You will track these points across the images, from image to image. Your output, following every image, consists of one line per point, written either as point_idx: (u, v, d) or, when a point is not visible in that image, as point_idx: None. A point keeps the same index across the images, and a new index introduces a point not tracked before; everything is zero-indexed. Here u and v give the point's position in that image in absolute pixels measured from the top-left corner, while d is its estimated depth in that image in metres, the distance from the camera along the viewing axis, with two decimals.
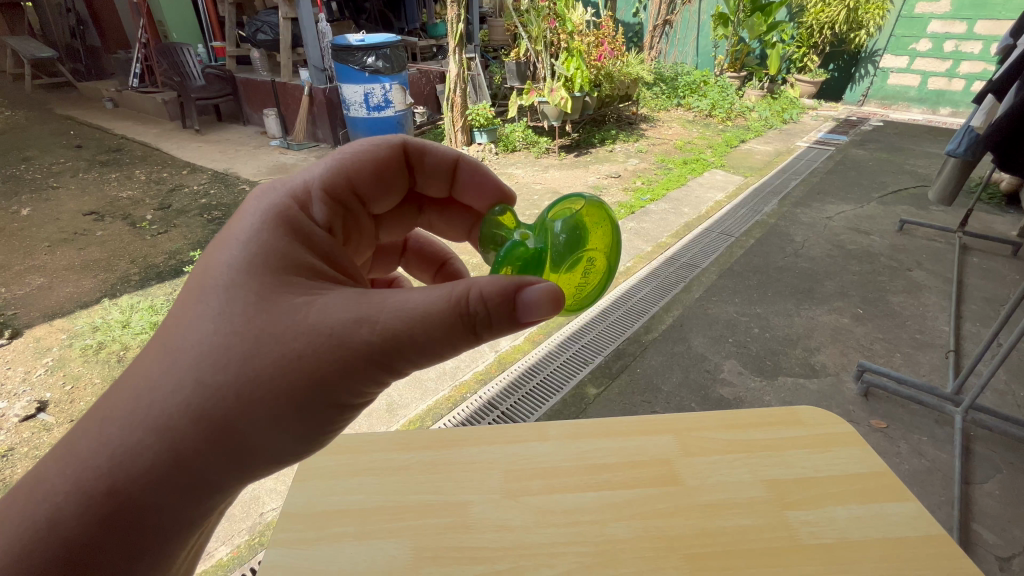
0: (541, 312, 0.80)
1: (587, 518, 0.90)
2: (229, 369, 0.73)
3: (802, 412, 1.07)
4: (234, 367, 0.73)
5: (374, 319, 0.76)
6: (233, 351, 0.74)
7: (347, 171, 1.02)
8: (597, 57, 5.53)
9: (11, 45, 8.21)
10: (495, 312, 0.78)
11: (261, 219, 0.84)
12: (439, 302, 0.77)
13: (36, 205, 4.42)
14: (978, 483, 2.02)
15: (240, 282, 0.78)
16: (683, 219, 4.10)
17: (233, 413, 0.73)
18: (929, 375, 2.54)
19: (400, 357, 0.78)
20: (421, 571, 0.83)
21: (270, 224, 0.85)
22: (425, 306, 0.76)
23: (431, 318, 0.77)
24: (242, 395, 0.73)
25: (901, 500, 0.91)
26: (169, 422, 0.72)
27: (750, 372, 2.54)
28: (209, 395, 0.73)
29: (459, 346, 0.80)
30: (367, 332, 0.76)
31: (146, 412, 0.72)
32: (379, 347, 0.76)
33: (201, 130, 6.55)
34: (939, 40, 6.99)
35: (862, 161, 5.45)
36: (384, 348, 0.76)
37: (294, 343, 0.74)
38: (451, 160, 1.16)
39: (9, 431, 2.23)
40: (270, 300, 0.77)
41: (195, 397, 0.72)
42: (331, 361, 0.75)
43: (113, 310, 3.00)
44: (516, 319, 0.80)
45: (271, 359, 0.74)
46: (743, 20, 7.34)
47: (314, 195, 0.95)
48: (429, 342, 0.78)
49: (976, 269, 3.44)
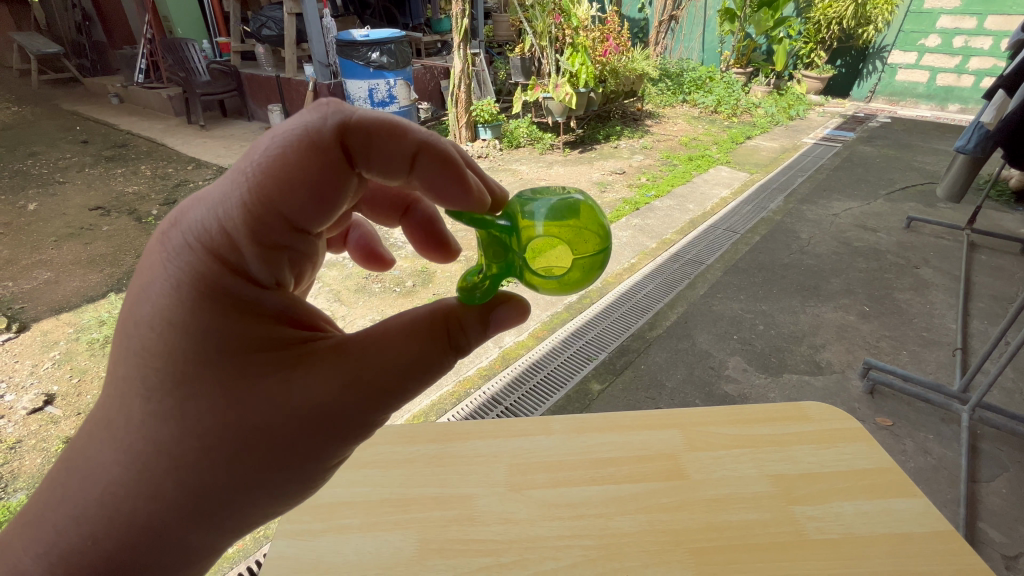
0: (510, 325, 0.84)
1: (593, 511, 0.89)
2: (202, 457, 0.67)
3: (807, 408, 1.06)
4: (207, 453, 0.67)
5: (355, 380, 0.72)
6: (203, 439, 0.67)
7: (267, 203, 0.68)
8: (602, 53, 5.50)
9: (17, 41, 8.25)
10: (473, 337, 0.80)
11: (191, 276, 0.68)
12: (418, 348, 0.75)
13: (42, 200, 4.45)
14: (985, 482, 2.01)
15: (198, 357, 0.68)
16: (688, 215, 4.08)
17: (215, 499, 0.69)
18: (936, 373, 2.52)
19: (388, 410, 0.75)
20: (426, 563, 0.83)
21: (201, 292, 0.67)
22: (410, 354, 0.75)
23: (414, 367, 0.74)
24: (224, 479, 0.69)
25: (908, 495, 0.90)
26: (160, 508, 0.66)
27: (755, 369, 2.53)
28: (185, 487, 0.67)
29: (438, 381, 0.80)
30: (352, 396, 0.72)
31: (111, 518, 0.65)
32: (365, 407, 0.73)
33: (206, 126, 6.57)
34: (949, 36, 6.90)
35: (869, 158, 5.40)
36: (369, 408, 0.73)
37: (271, 420, 0.69)
38: (411, 148, 0.79)
39: (18, 423, 2.25)
40: (233, 374, 0.69)
41: (171, 490, 0.66)
42: (315, 432, 0.71)
43: (120, 304, 3.02)
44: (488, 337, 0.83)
45: (249, 440, 0.68)
46: (750, 15, 7.27)
47: (240, 242, 0.69)
48: (414, 389, 0.76)
49: (984, 266, 3.41)
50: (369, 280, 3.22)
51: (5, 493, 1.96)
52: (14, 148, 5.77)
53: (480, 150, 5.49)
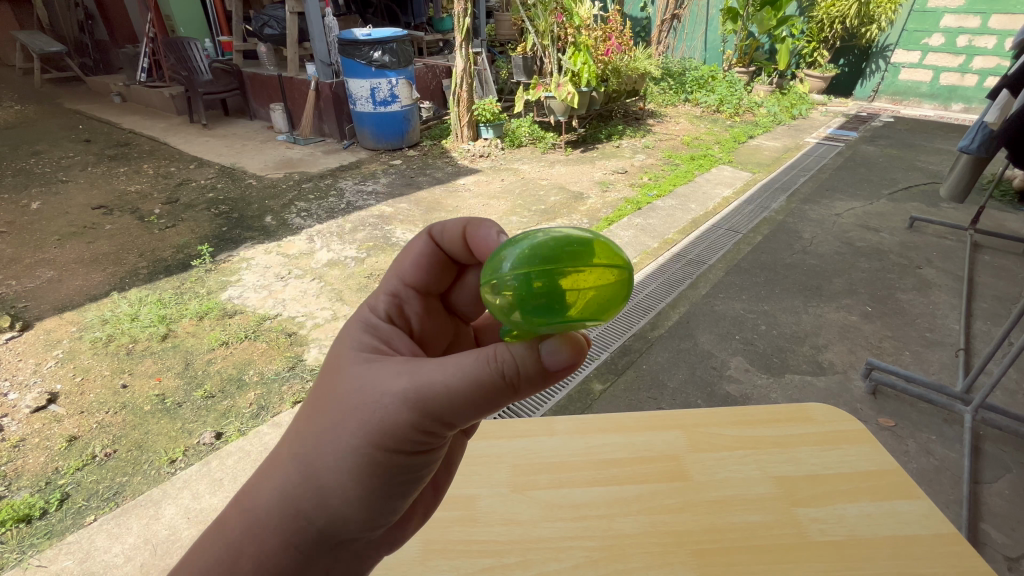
0: (567, 355, 0.67)
1: (596, 512, 0.90)
2: (305, 447, 0.72)
3: (811, 410, 1.06)
4: (310, 443, 0.72)
5: (420, 380, 0.68)
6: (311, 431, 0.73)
7: (396, 278, 0.91)
8: (604, 52, 5.49)
9: (21, 40, 8.27)
10: (520, 359, 0.65)
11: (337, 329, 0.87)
12: (473, 353, 0.67)
13: (45, 199, 4.46)
14: (987, 483, 2.01)
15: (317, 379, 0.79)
16: (691, 215, 4.08)
17: (312, 493, 0.71)
18: (939, 373, 2.51)
19: (454, 416, 0.69)
20: (430, 564, 0.84)
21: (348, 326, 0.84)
22: (456, 358, 0.67)
23: (466, 374, 0.66)
24: (318, 471, 0.71)
25: (912, 497, 0.90)
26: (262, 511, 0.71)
27: (757, 369, 2.53)
28: (290, 473, 0.72)
29: (507, 399, 0.69)
30: (417, 396, 0.68)
31: (244, 498, 0.74)
32: (430, 409, 0.68)
33: (209, 125, 6.58)
34: (952, 35, 6.88)
35: (872, 158, 5.39)
36: (434, 409, 0.68)
37: (356, 417, 0.71)
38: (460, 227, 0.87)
39: (21, 421, 2.26)
40: (341, 372, 0.75)
41: (271, 488, 0.72)
42: (392, 432, 0.70)
43: (122, 303, 3.02)
44: (547, 367, 0.67)
45: (338, 433, 0.71)
46: (753, 14, 7.24)
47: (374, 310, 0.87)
48: (474, 399, 0.67)
49: (987, 266, 3.40)
50: (370, 279, 3.23)
51: (9, 490, 1.97)
52: (17, 146, 5.78)
53: (482, 149, 5.48)
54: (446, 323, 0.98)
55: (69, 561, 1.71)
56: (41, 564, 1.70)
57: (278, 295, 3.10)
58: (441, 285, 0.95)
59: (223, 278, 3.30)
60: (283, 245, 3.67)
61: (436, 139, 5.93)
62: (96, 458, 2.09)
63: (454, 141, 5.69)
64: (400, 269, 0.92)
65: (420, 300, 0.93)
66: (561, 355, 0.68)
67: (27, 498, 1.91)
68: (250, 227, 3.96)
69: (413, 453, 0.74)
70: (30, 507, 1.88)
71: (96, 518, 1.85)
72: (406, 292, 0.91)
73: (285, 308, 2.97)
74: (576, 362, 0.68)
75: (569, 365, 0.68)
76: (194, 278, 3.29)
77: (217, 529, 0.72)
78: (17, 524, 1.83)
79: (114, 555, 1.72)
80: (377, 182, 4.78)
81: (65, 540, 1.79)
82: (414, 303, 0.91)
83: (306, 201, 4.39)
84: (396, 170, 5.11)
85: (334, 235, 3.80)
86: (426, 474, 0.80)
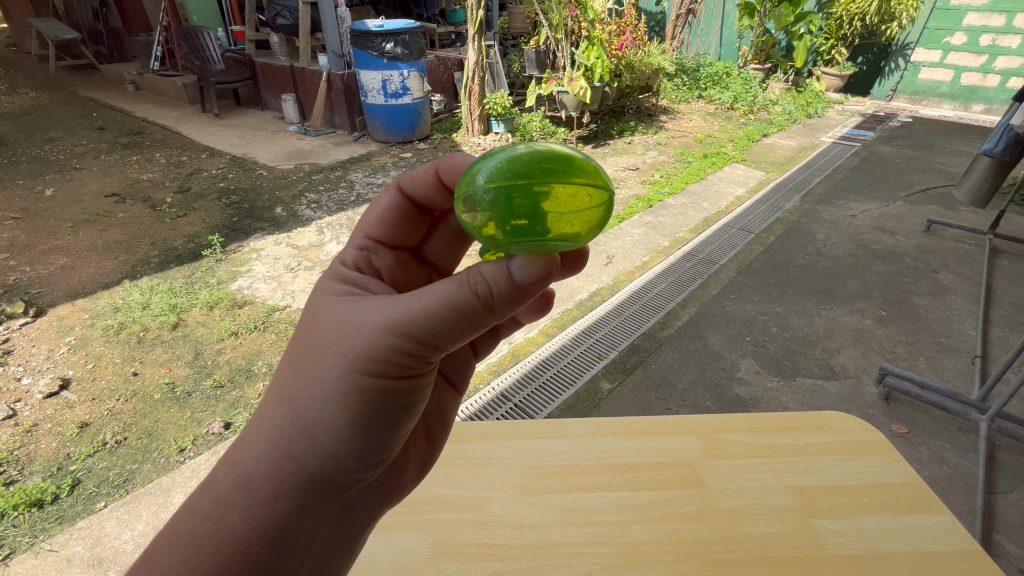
0: (536, 272, 0.71)
1: (610, 519, 0.88)
2: (298, 402, 0.71)
3: (828, 418, 1.04)
4: (293, 390, 0.72)
5: (396, 311, 0.70)
6: (290, 379, 0.73)
7: (367, 228, 0.97)
8: (618, 47, 5.41)
9: (36, 27, 8.35)
10: (490, 279, 0.69)
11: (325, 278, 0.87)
12: (449, 278, 0.71)
13: (59, 185, 4.51)
14: (1003, 493, 1.97)
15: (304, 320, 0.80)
16: (702, 214, 4.03)
17: (292, 445, 0.71)
18: (954, 381, 2.46)
19: (436, 339, 0.71)
20: (441, 565, 0.82)
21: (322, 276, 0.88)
22: (437, 284, 0.71)
23: (441, 297, 0.69)
24: (293, 432, 0.71)
25: (934, 512, 0.88)
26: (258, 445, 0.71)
27: (768, 372, 2.50)
28: (279, 418, 0.71)
29: (485, 321, 0.73)
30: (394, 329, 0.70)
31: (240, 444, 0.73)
32: (410, 334, 0.70)
33: (220, 114, 6.58)
34: (975, 34, 6.74)
35: (889, 158, 5.30)
36: (410, 338, 0.70)
37: (326, 364, 0.71)
38: (432, 171, 0.95)
39: (34, 407, 2.28)
40: (319, 315, 0.77)
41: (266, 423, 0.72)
42: (376, 361, 0.70)
43: (134, 291, 3.04)
44: (519, 283, 0.71)
45: (309, 379, 0.72)
46: (770, 10, 7.08)
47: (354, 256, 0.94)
48: (453, 323, 0.70)
49: (1006, 272, 3.33)
50: None
51: (22, 475, 1.99)
52: (32, 133, 5.84)
53: (493, 143, 5.48)
54: (417, 274, 1.05)
55: (80, 547, 1.73)
56: (52, 549, 1.73)
57: (288, 286, 3.11)
58: (413, 238, 1.04)
59: (233, 268, 3.32)
60: (293, 236, 3.68)
61: (447, 132, 5.90)
62: (107, 445, 2.11)
63: (465, 135, 5.65)
64: (366, 223, 0.97)
65: (392, 253, 1.00)
66: (533, 269, 0.71)
67: (39, 483, 1.93)
68: (261, 218, 3.97)
69: (401, 382, 0.73)
70: (41, 492, 1.90)
71: (106, 505, 1.87)
72: (372, 245, 0.96)
73: (294, 300, 2.99)
74: (549, 273, 0.72)
75: (541, 282, 0.72)
76: (205, 268, 3.31)
77: (169, 531, 0.69)
78: (29, 508, 1.86)
79: (124, 542, 1.73)
80: (387, 175, 4.78)
81: (77, 525, 1.81)
82: (383, 255, 0.98)
83: (316, 192, 4.41)
84: (406, 163, 5.10)
85: (344, 227, 3.81)
86: (417, 409, 0.80)
